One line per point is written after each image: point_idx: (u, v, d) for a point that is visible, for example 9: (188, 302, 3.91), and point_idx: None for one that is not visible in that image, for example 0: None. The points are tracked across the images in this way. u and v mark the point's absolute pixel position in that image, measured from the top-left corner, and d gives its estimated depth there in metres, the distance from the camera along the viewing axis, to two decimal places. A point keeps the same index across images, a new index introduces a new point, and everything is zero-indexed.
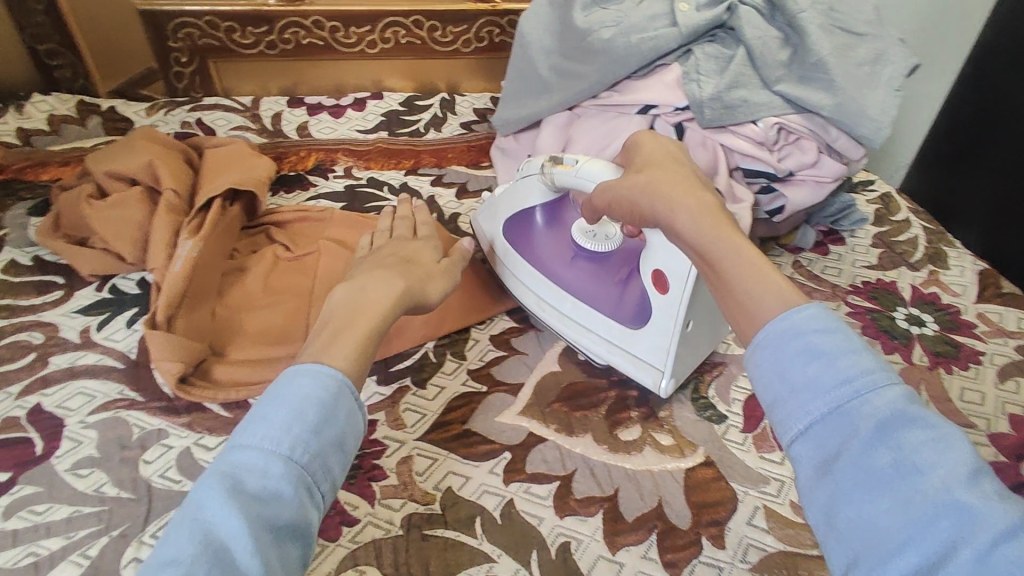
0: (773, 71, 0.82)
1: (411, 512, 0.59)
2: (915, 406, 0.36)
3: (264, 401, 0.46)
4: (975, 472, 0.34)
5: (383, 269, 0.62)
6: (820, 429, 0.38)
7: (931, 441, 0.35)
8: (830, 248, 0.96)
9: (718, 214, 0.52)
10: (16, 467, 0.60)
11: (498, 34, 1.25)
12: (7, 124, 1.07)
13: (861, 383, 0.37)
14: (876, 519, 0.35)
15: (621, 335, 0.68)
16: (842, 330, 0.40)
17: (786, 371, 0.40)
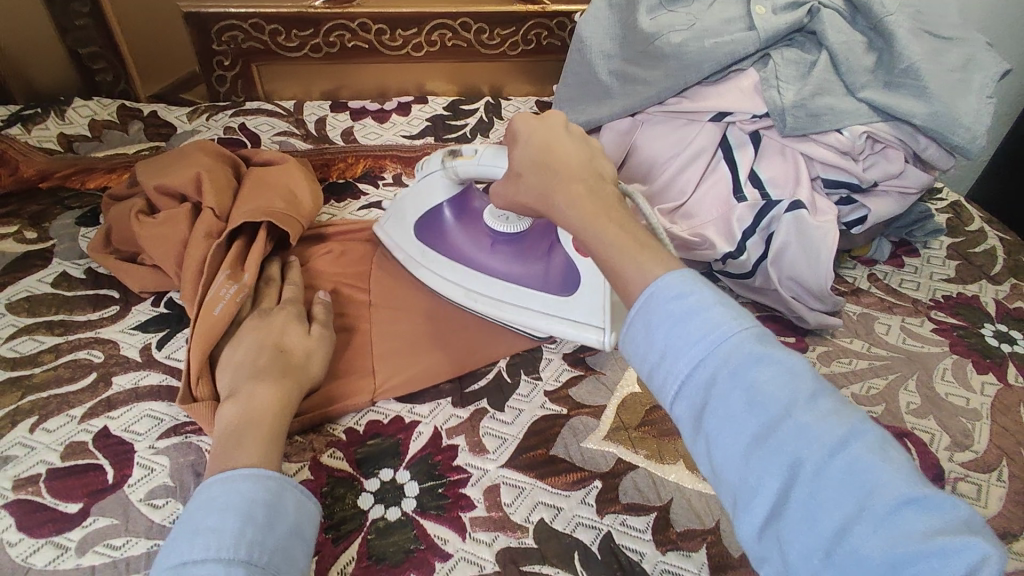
0: (858, 78, 0.79)
1: (505, 546, 0.56)
2: (762, 346, 0.41)
3: (201, 512, 0.47)
4: (813, 396, 0.39)
5: (256, 374, 0.61)
6: (689, 388, 0.42)
7: (775, 374, 0.39)
8: (905, 260, 0.92)
9: (592, 204, 0.54)
10: (88, 497, 0.57)
11: (547, 36, 1.22)
12: (47, 129, 1.03)
13: (712, 336, 0.41)
14: (740, 460, 0.38)
15: (555, 304, 0.69)
16: (693, 291, 0.44)
17: (655, 339, 0.44)
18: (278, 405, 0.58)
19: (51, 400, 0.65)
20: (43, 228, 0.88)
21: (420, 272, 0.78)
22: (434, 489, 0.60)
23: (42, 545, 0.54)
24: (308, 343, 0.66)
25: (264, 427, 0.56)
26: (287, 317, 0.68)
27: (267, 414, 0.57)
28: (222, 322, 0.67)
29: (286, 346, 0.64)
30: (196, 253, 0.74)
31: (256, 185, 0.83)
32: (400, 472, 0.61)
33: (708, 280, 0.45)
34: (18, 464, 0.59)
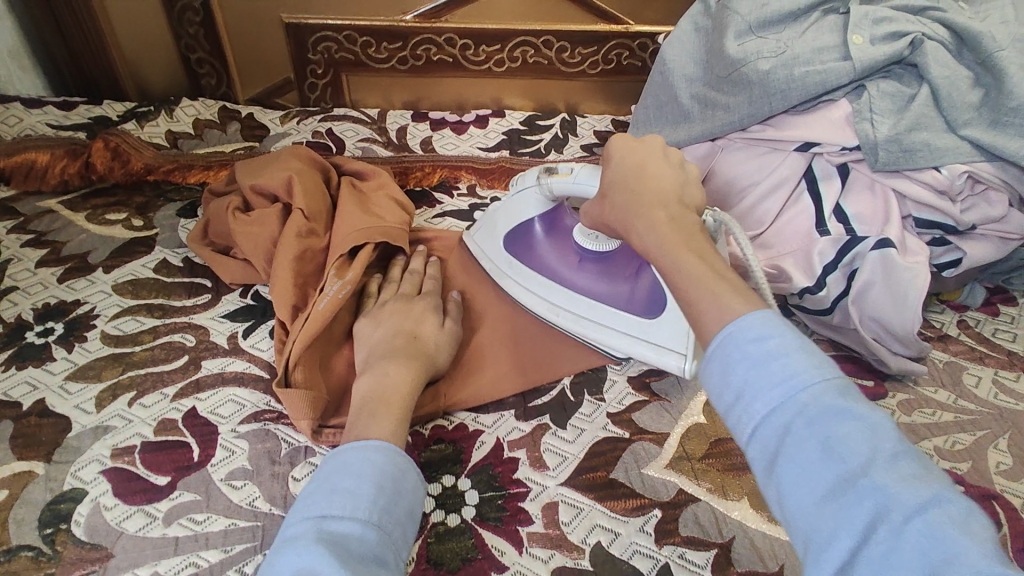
0: (961, 114, 0.75)
1: (560, 566, 0.56)
2: (849, 399, 0.39)
3: (337, 473, 0.49)
4: (895, 456, 0.37)
5: (389, 354, 0.65)
6: (763, 431, 0.41)
7: (857, 429, 0.38)
8: (1000, 308, 0.86)
9: (676, 230, 0.54)
10: (175, 471, 0.61)
11: (627, 57, 1.22)
12: (157, 126, 1.11)
13: (794, 383, 0.40)
14: (810, 509, 0.38)
15: (639, 327, 0.69)
16: (776, 335, 0.43)
17: (730, 378, 0.43)
18: (409, 384, 0.62)
19: (148, 377, 0.71)
20: (149, 217, 0.95)
21: (507, 283, 0.79)
22: (494, 499, 0.61)
23: (133, 512, 0.58)
24: (439, 335, 0.70)
25: (397, 406, 0.59)
26: (423, 308, 0.72)
27: (399, 390, 0.61)
28: (324, 318, 0.71)
29: (421, 336, 0.69)
30: (288, 252, 0.78)
31: (350, 196, 0.87)
32: (462, 480, 0.62)
33: (792, 323, 0.44)
34: (117, 435, 0.64)
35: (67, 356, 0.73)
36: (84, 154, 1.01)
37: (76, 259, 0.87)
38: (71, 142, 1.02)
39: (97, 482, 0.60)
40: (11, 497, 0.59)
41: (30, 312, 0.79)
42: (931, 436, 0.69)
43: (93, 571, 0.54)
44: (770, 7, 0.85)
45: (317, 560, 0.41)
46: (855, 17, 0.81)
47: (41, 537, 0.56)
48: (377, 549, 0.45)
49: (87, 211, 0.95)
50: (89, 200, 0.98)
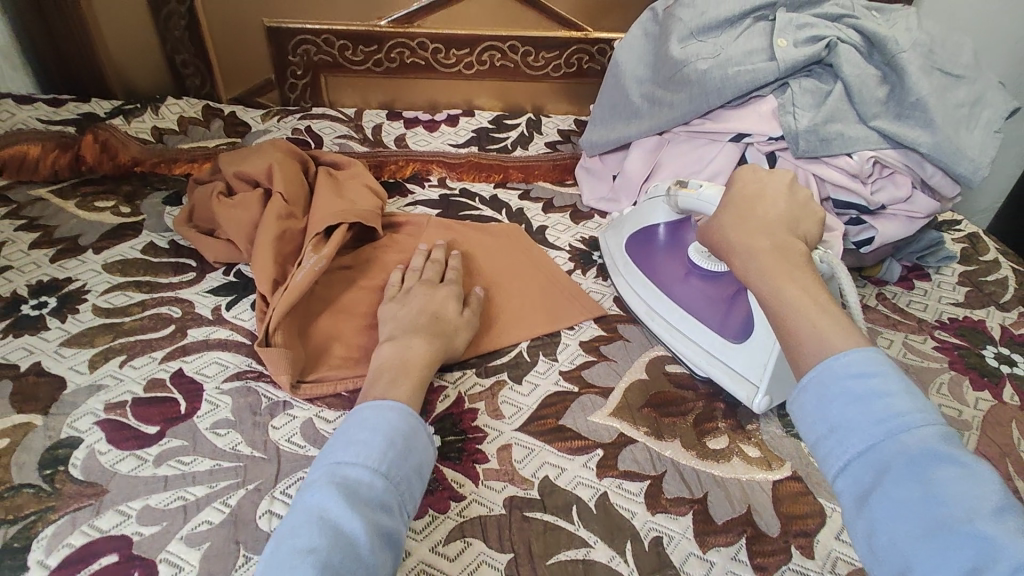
0: (870, 108, 0.85)
1: (511, 495, 0.63)
2: (947, 446, 0.44)
3: (356, 428, 0.56)
4: (1000, 507, 0.40)
5: (413, 329, 0.72)
6: (857, 466, 0.46)
7: (958, 476, 0.42)
8: (915, 283, 0.96)
9: (784, 261, 0.61)
10: (164, 421, 0.67)
11: (587, 61, 1.32)
12: (143, 122, 1.17)
13: (894, 421, 0.45)
14: (903, 545, 0.42)
15: (721, 347, 0.75)
16: (881, 375, 0.48)
17: (827, 413, 0.49)
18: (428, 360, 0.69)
19: (137, 343, 0.77)
20: (136, 205, 1.01)
21: (618, 279, 0.89)
22: (454, 443, 0.68)
23: (126, 455, 0.64)
24: (459, 319, 0.76)
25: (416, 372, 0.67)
26: (446, 294, 0.78)
27: (419, 361, 0.68)
28: (300, 288, 0.78)
29: (442, 316, 0.75)
30: (267, 233, 0.85)
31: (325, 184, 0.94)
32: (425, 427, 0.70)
33: (899, 369, 0.49)
34: (109, 392, 0.70)
35: (62, 325, 0.78)
36: (74, 148, 1.08)
37: (67, 241, 0.93)
38: (60, 136, 1.08)
39: (92, 431, 0.66)
40: (12, 444, 0.64)
41: (24, 288, 0.84)
42: None
43: (89, 504, 0.59)
44: (708, 15, 0.95)
45: (326, 500, 0.49)
46: (779, 24, 0.91)
47: (41, 477, 0.61)
48: (384, 495, 0.52)
49: (77, 199, 1.01)
50: (78, 189, 1.04)
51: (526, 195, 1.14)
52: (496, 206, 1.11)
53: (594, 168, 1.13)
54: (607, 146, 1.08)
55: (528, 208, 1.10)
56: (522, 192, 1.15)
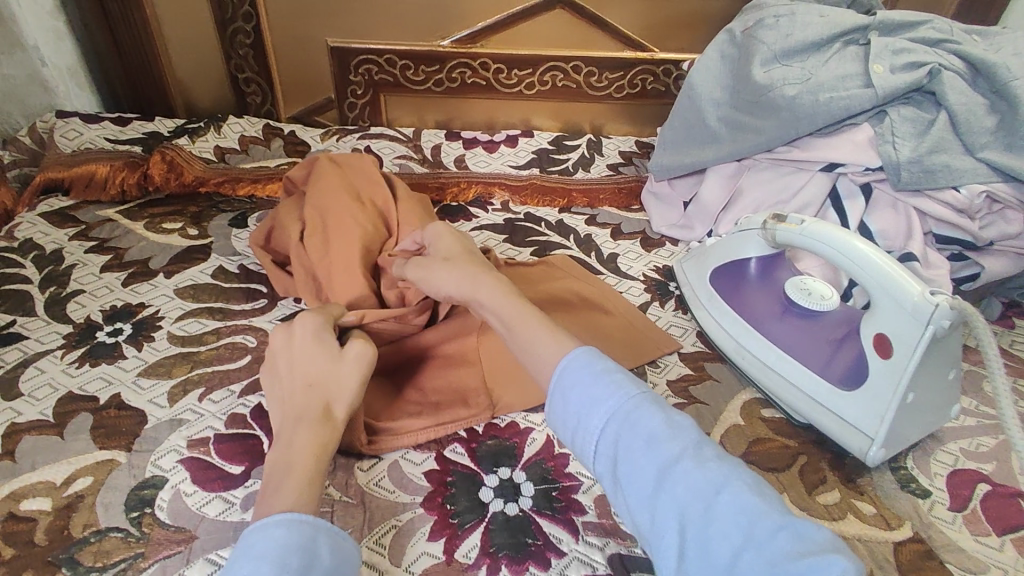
0: (978, 138, 0.80)
1: (615, 553, 0.59)
2: (648, 407, 0.49)
3: (241, 559, 0.46)
4: (698, 445, 0.46)
5: (296, 416, 0.60)
6: (604, 445, 0.49)
7: (665, 428, 0.47)
8: (1016, 322, 0.91)
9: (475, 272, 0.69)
10: (248, 461, 0.65)
11: (651, 82, 1.29)
12: (207, 142, 1.17)
13: (619, 399, 0.49)
14: (652, 508, 0.44)
15: (829, 395, 0.69)
16: (600, 364, 0.53)
17: (570, 399, 0.51)
18: (318, 451, 0.57)
19: (215, 374, 0.75)
20: (203, 226, 1.00)
21: (702, 313, 0.85)
22: (549, 491, 0.64)
23: (212, 497, 0.61)
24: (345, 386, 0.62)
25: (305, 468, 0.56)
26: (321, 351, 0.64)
27: (305, 461, 0.56)
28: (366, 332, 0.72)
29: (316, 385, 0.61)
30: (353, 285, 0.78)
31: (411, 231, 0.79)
32: (517, 473, 0.66)
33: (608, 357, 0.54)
34: (190, 427, 0.68)
35: (138, 354, 0.77)
36: (142, 167, 1.07)
37: (138, 264, 0.92)
38: (128, 156, 1.08)
39: (176, 470, 0.64)
40: (97, 483, 0.62)
41: (98, 313, 0.83)
42: (957, 438, 0.72)
43: (179, 551, 0.57)
44: (793, 38, 0.91)
45: None
46: (875, 48, 0.87)
47: (128, 520, 0.59)
48: None
49: (145, 220, 1.00)
50: (145, 210, 1.03)
51: (593, 220, 1.10)
52: (563, 231, 1.07)
53: (664, 192, 1.08)
54: (680, 170, 1.04)
55: (597, 234, 1.06)
56: (589, 217, 1.11)
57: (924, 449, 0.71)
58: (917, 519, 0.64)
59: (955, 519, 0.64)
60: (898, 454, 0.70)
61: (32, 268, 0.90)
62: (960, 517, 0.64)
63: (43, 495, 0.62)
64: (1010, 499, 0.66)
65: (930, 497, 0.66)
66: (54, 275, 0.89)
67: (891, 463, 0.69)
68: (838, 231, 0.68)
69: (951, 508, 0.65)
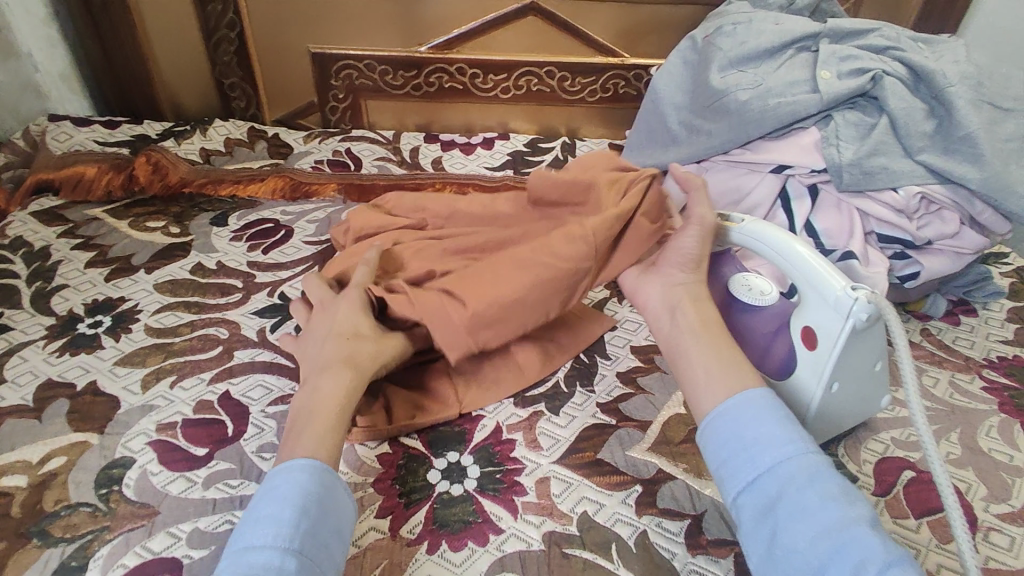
0: (916, 141, 0.84)
1: (550, 530, 0.63)
2: (827, 469, 0.53)
3: (264, 500, 0.53)
4: (872, 517, 0.50)
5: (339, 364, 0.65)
6: (764, 482, 0.53)
7: (842, 490, 0.51)
8: (961, 318, 0.94)
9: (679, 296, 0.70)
10: (213, 443, 0.69)
11: (623, 86, 1.32)
12: (192, 144, 1.21)
13: (795, 445, 0.54)
14: (793, 543, 0.50)
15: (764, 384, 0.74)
16: (782, 409, 0.57)
17: (739, 431, 0.56)
18: (345, 398, 0.62)
19: (186, 364, 0.79)
20: (184, 225, 1.05)
21: None
22: (493, 473, 0.68)
23: (176, 476, 0.66)
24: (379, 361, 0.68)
25: (329, 419, 0.59)
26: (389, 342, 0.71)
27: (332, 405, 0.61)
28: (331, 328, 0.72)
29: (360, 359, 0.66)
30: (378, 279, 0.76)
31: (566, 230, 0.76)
32: (465, 456, 0.70)
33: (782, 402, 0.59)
34: (160, 412, 0.73)
35: (116, 344, 0.82)
36: (128, 169, 1.12)
37: (121, 261, 0.96)
38: (115, 158, 1.14)
39: (144, 451, 0.68)
40: (70, 462, 0.67)
41: (81, 306, 0.88)
42: (889, 428, 0.76)
43: (142, 525, 0.62)
44: (748, 45, 0.95)
45: None
46: (823, 55, 0.91)
47: (97, 496, 0.64)
48: None
49: (130, 219, 1.05)
50: (130, 209, 1.08)
51: None
52: None
53: None
54: (640, 171, 1.07)
55: None
56: None
57: (856, 438, 0.75)
58: None
59: (878, 502, 0.68)
60: (830, 443, 0.74)
61: (21, 263, 0.95)
62: (882, 501, 0.68)
63: (20, 472, 0.66)
64: (933, 484, 0.70)
65: (856, 482, 0.70)
66: (41, 270, 0.94)
67: (822, 450, 0.73)
68: (772, 232, 0.72)
69: (875, 492, 0.69)
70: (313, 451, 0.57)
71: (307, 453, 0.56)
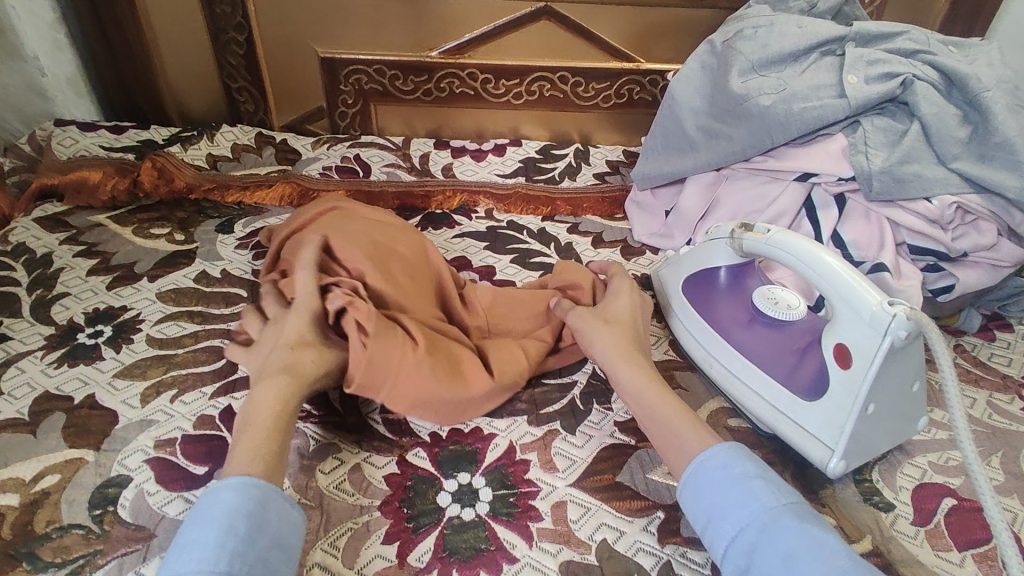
0: (950, 148, 0.80)
1: (568, 559, 0.60)
2: (790, 523, 0.51)
3: (194, 527, 0.50)
4: (845, 567, 0.47)
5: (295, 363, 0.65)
6: (736, 549, 0.53)
7: (810, 545, 0.49)
8: (997, 334, 0.90)
9: (624, 344, 0.71)
10: (213, 461, 0.66)
11: (638, 92, 1.29)
12: (199, 149, 1.19)
13: (757, 505, 0.53)
14: None
15: (791, 404, 0.69)
16: (738, 466, 0.57)
17: (704, 500, 0.56)
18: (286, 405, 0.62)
19: (188, 377, 0.76)
20: (189, 232, 1.02)
21: (675, 321, 0.85)
22: (507, 497, 0.65)
23: (174, 497, 0.63)
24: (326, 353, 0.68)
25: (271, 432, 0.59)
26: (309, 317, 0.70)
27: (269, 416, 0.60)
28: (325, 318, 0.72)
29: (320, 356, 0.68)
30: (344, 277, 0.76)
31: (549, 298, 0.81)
32: (476, 478, 0.67)
33: (746, 454, 0.58)
34: (159, 427, 0.70)
35: (116, 356, 0.79)
36: (133, 173, 1.10)
37: (124, 268, 0.94)
38: (120, 163, 1.11)
39: (141, 469, 0.65)
40: (64, 481, 0.64)
41: (81, 315, 0.85)
42: (925, 451, 0.72)
43: (137, 549, 0.58)
44: (771, 48, 0.91)
45: None
46: (850, 59, 0.87)
47: (90, 517, 0.61)
48: None
49: (133, 225, 1.03)
50: (134, 215, 1.06)
51: (575, 229, 1.10)
52: (545, 239, 1.07)
53: (646, 202, 1.09)
54: (660, 178, 1.04)
55: (578, 242, 1.07)
56: (571, 225, 1.11)
57: (891, 462, 0.71)
58: (877, 532, 0.64)
59: (917, 533, 0.63)
60: (864, 467, 0.70)
61: (21, 271, 0.93)
62: (921, 531, 0.64)
63: (12, 491, 0.63)
64: (976, 513, 0.65)
65: (893, 510, 0.66)
66: (42, 278, 0.92)
67: (855, 475, 0.69)
68: (801, 242, 0.68)
69: (914, 522, 0.64)
70: (259, 473, 0.55)
71: (251, 473, 0.55)
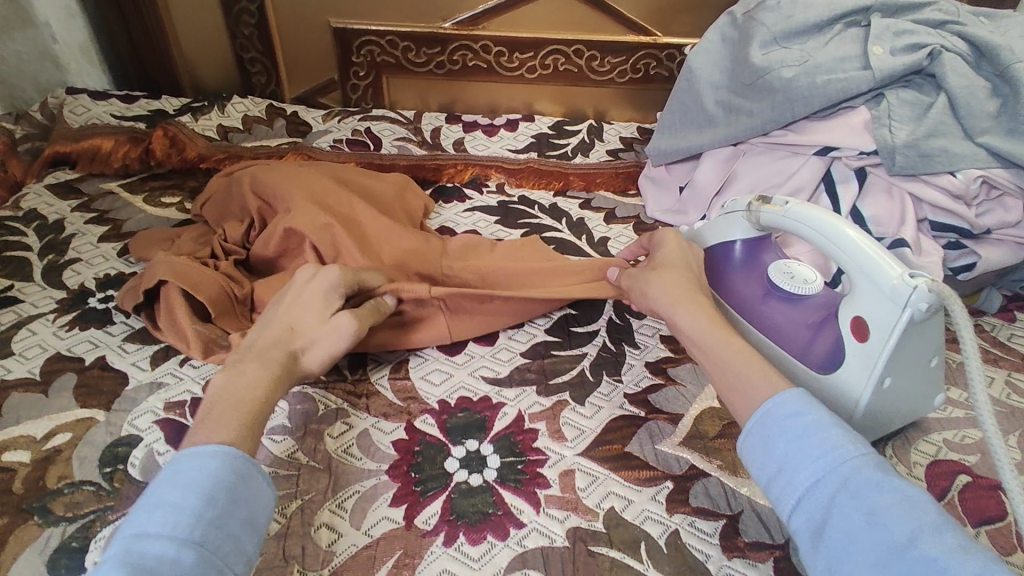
0: (977, 122, 0.78)
1: (576, 526, 0.59)
2: (875, 476, 0.46)
3: (167, 484, 0.46)
4: (940, 525, 0.42)
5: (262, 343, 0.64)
6: (807, 504, 0.47)
7: (899, 500, 0.44)
8: (1018, 315, 0.87)
9: (689, 289, 0.66)
10: None
11: (654, 67, 1.27)
12: (210, 120, 1.19)
13: (833, 454, 0.48)
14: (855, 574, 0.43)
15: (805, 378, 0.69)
16: (812, 411, 0.51)
17: (771, 450, 0.51)
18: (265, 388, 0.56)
19: None
20: None
21: None
22: (514, 464, 0.64)
23: None
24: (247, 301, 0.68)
25: (250, 408, 0.54)
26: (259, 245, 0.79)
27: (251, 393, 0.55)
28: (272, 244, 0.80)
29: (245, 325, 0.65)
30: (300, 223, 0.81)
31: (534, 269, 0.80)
32: (484, 445, 0.66)
33: (817, 401, 0.53)
34: (170, 390, 0.70)
35: (127, 320, 0.79)
36: (145, 142, 1.10)
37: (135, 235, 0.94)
38: (132, 131, 1.11)
39: (151, 429, 0.65)
40: (75, 439, 0.64)
41: (93, 280, 0.86)
42: (941, 429, 0.70)
43: None
44: (796, 19, 0.89)
45: None
46: (876, 30, 0.85)
47: (101, 474, 0.61)
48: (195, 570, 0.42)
49: (145, 193, 1.03)
50: (145, 183, 1.06)
51: (587, 204, 1.09)
52: (556, 214, 1.06)
53: (659, 177, 1.06)
54: (675, 155, 1.02)
55: (590, 218, 1.05)
56: (583, 201, 1.10)
57: (906, 439, 0.70)
58: None
59: None
60: (878, 443, 0.69)
61: (34, 236, 0.93)
62: None
63: (24, 448, 0.64)
64: (992, 491, 0.64)
65: None
66: (54, 243, 0.92)
67: None
68: (823, 211, 0.66)
69: None
70: (232, 438, 0.51)
71: (225, 439, 0.50)
